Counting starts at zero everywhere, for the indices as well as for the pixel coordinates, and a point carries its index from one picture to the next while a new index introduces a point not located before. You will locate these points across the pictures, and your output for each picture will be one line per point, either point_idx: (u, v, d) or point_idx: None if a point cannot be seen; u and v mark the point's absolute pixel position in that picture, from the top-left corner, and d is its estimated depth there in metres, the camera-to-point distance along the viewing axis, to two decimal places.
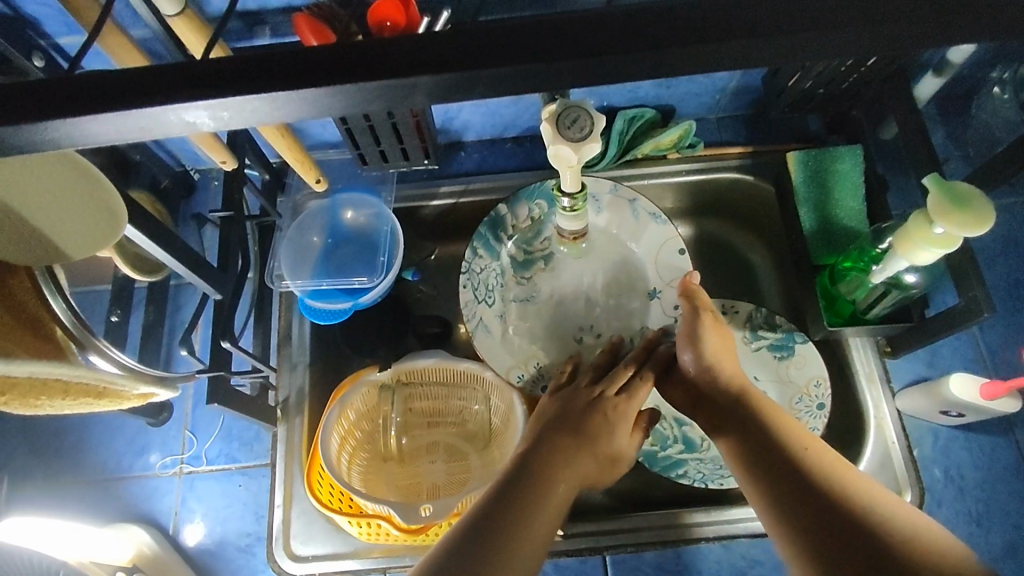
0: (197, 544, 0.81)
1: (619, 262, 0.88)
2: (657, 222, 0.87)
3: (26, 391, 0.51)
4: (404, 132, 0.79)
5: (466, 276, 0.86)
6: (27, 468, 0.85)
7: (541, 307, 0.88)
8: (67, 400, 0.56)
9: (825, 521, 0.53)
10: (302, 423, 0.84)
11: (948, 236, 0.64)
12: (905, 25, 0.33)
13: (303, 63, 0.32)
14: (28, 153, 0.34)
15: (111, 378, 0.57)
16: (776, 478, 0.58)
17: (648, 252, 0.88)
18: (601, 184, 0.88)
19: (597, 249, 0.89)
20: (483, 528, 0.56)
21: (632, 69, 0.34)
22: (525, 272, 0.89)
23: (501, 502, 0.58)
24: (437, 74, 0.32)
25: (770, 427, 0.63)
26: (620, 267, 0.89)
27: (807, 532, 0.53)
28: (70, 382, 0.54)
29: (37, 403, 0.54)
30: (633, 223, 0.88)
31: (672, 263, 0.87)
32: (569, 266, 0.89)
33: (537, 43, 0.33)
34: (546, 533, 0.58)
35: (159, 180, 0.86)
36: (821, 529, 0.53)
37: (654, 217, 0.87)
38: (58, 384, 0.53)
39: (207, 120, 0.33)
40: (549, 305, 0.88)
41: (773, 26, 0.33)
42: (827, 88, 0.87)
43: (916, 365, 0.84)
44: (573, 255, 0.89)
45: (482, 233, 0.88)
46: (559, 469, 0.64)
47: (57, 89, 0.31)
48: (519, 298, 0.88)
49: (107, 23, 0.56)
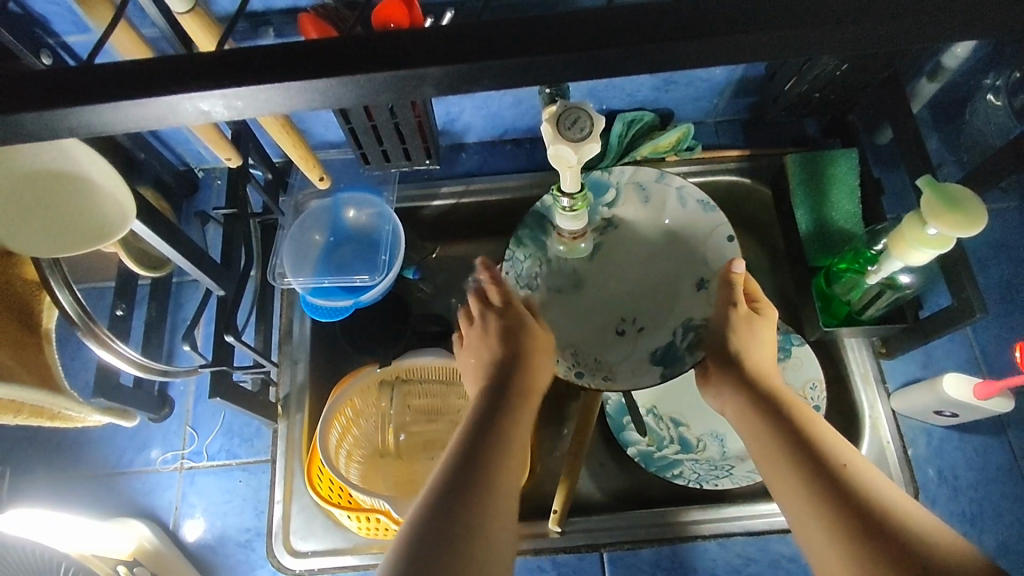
0: (197, 540, 0.82)
1: (668, 251, 0.83)
2: (706, 211, 0.81)
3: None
4: (407, 132, 0.80)
5: (507, 265, 0.82)
6: (28, 463, 0.85)
7: (588, 300, 0.83)
8: (18, 418, 0.60)
9: (856, 516, 0.51)
10: (302, 419, 0.85)
11: (942, 237, 0.65)
12: (897, 23, 0.35)
13: (313, 56, 0.33)
14: (44, 141, 0.35)
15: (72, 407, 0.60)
16: (804, 465, 0.56)
17: (700, 242, 0.81)
18: (648, 173, 0.83)
19: (645, 240, 0.84)
20: (470, 474, 0.54)
21: (629, 65, 0.35)
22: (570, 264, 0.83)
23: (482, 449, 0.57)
24: (444, 65, 0.33)
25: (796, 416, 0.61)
26: (672, 258, 0.83)
27: (837, 525, 0.51)
28: (23, 404, 0.58)
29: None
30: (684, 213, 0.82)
31: (720, 248, 0.80)
32: (617, 257, 0.84)
33: (539, 38, 0.34)
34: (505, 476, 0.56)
35: (163, 178, 0.87)
36: (853, 522, 0.50)
37: (703, 205, 0.81)
38: (11, 404, 0.57)
39: (220, 109, 0.34)
40: (597, 296, 0.83)
41: (768, 22, 0.34)
42: (823, 93, 0.88)
43: (911, 365, 0.85)
44: (619, 246, 0.84)
45: (527, 221, 0.83)
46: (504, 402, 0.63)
47: (76, 79, 0.33)
48: (565, 289, 0.83)
49: (121, 22, 0.58)
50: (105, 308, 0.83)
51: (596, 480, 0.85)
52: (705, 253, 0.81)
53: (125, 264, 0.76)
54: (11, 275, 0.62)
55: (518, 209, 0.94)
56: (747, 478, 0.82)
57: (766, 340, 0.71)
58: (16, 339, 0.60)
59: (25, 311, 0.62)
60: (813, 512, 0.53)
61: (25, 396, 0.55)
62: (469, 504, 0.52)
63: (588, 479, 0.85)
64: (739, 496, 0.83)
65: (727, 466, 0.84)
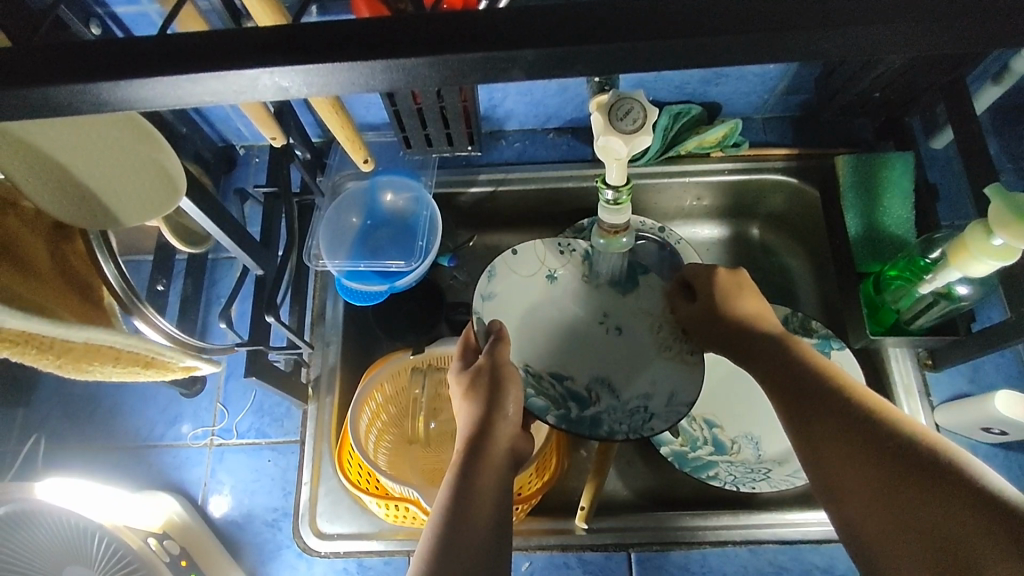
0: (223, 516, 0.82)
1: (541, 294, 0.83)
2: (497, 269, 0.82)
3: (80, 355, 0.52)
4: (451, 117, 0.79)
5: (635, 423, 0.76)
6: (62, 432, 0.86)
7: (618, 365, 0.79)
8: (116, 368, 0.56)
9: (931, 482, 0.50)
10: (332, 401, 0.84)
11: (1006, 249, 0.63)
12: (1020, 19, 0.32)
13: (392, 32, 0.32)
14: (109, 113, 0.34)
15: (160, 349, 0.57)
16: (877, 449, 0.54)
17: (525, 289, 0.83)
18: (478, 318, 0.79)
19: (533, 329, 0.82)
20: (458, 519, 0.58)
21: (720, 55, 0.33)
22: (587, 397, 0.78)
23: (463, 496, 0.60)
24: (538, 48, 0.31)
25: (865, 413, 0.57)
26: (557, 293, 0.83)
27: (921, 496, 0.50)
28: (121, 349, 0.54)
29: (90, 369, 0.54)
30: (503, 276, 0.82)
31: (523, 263, 0.83)
32: (579, 356, 0.80)
33: (629, 24, 0.32)
34: (486, 520, 0.59)
35: (202, 154, 0.87)
36: (934, 494, 0.49)
37: (490, 277, 0.81)
38: (109, 350, 0.54)
39: (299, 86, 0.33)
40: (619, 358, 0.80)
41: (874, 11, 0.32)
42: (883, 91, 0.85)
43: (959, 380, 0.82)
44: (553, 360, 0.80)
45: (588, 425, 0.75)
46: (491, 455, 0.65)
47: (155, 49, 0.31)
48: (620, 382, 0.78)
49: (187, 6, 0.59)
50: (143, 280, 0.83)
51: (624, 479, 0.85)
52: (534, 264, 0.83)
53: (165, 238, 0.76)
54: (64, 250, 0.59)
55: (556, 199, 0.92)
56: (784, 482, 0.81)
57: (750, 308, 0.73)
58: (80, 307, 0.56)
59: (84, 286, 0.59)
60: (898, 477, 0.52)
61: (120, 342, 0.53)
62: (458, 546, 0.56)
63: (617, 477, 0.85)
64: (770, 503, 0.82)
65: (763, 470, 0.82)
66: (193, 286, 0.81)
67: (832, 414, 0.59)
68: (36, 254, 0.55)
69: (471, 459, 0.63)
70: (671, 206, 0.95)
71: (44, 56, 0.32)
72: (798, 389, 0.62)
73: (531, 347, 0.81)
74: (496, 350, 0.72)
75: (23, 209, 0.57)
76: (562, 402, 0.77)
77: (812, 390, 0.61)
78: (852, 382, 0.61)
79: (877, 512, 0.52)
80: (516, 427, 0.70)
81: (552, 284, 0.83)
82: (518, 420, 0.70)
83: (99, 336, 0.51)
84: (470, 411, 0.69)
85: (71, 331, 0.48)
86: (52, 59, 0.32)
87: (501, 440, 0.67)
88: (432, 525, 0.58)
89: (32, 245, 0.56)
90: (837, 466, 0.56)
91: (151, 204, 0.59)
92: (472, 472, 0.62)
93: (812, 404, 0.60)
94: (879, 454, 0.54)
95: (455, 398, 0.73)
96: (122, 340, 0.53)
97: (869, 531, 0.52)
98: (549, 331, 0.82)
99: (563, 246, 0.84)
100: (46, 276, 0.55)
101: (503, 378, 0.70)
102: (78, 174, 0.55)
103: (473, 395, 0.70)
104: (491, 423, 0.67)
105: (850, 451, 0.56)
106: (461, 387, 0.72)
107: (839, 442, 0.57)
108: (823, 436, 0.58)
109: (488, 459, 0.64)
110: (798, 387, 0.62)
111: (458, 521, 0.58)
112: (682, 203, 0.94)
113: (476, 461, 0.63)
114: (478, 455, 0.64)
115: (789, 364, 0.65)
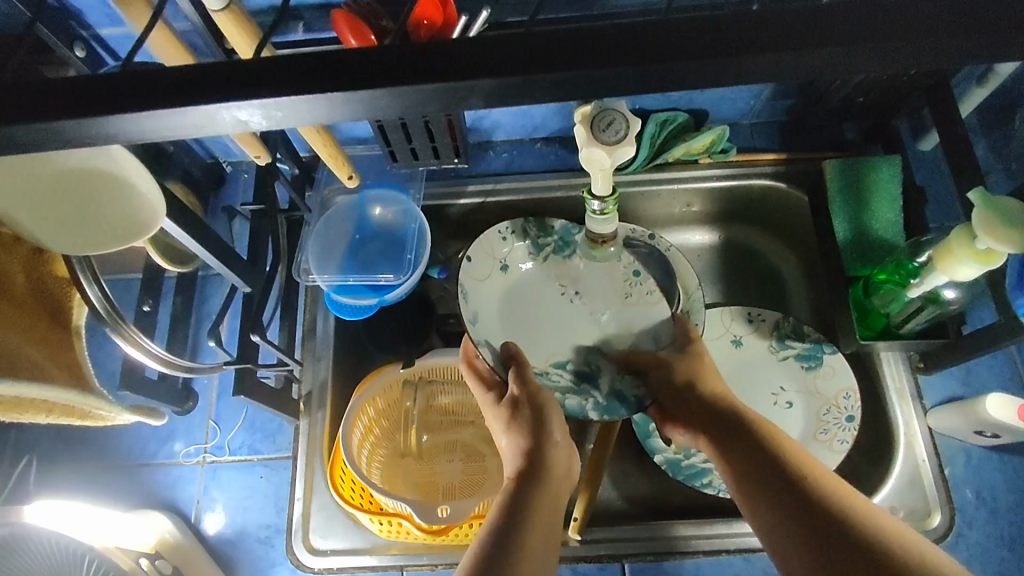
0: (217, 534, 0.82)
1: (508, 290, 0.82)
2: (468, 288, 0.79)
3: (12, 406, 0.55)
4: (436, 131, 0.79)
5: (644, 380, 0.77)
6: (54, 452, 0.86)
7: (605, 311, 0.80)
8: (51, 417, 0.59)
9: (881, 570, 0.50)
10: (324, 416, 0.84)
11: (992, 252, 0.63)
12: (976, 40, 0.33)
13: (353, 63, 0.32)
14: (80, 147, 0.34)
15: (97, 406, 0.59)
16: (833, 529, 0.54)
17: (495, 294, 0.81)
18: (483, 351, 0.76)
19: (516, 328, 0.80)
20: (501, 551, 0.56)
21: (680, 81, 0.33)
22: (592, 371, 0.79)
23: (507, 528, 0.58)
24: (496, 77, 0.32)
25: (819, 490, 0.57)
26: (513, 285, 0.82)
27: None
28: (54, 404, 0.57)
29: (23, 416, 0.58)
30: (475, 295, 0.79)
31: (478, 267, 0.81)
32: (564, 327, 0.80)
33: (590, 50, 0.32)
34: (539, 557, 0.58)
35: (190, 172, 0.87)
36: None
37: (465, 298, 0.78)
38: (43, 403, 0.57)
39: (259, 118, 0.33)
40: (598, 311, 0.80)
41: (828, 35, 0.32)
42: (868, 95, 0.85)
43: (951, 383, 0.82)
44: (550, 347, 0.80)
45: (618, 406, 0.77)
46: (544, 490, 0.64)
47: (120, 83, 0.32)
48: (613, 337, 0.79)
49: (160, 22, 0.57)
50: (131, 299, 0.84)
51: (618, 488, 0.85)
52: (490, 263, 0.82)
53: (151, 257, 0.76)
54: (41, 273, 0.61)
55: (545, 209, 0.92)
56: None
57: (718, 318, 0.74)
58: (45, 335, 0.60)
59: (56, 307, 0.62)
60: (854, 564, 0.51)
61: (58, 397, 0.54)
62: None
63: (611, 487, 0.85)
64: None
65: None
66: (182, 304, 0.81)
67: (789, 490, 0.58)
68: (14, 278, 0.59)
69: (523, 492, 0.63)
70: (661, 213, 0.94)
71: (10, 95, 0.32)
72: (754, 458, 0.62)
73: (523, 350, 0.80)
74: (524, 375, 0.71)
75: (1, 236, 0.59)
76: (571, 393, 0.78)
77: (770, 460, 0.61)
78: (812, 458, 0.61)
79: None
80: (567, 451, 0.69)
81: (512, 273, 0.82)
82: (568, 443, 0.70)
83: (36, 391, 0.52)
84: (518, 443, 0.69)
85: (11, 389, 0.50)
86: (23, 97, 0.32)
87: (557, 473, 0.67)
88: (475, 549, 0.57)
89: (8, 271, 0.59)
90: (782, 510, 0.57)
91: (126, 235, 0.59)
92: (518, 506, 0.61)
93: (765, 472, 0.60)
94: (832, 537, 0.53)
95: (497, 434, 0.73)
96: (62, 397, 0.55)
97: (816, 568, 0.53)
98: (532, 312, 0.81)
99: (505, 233, 0.82)
100: (17, 302, 0.58)
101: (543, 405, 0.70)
102: (54, 202, 0.55)
103: (517, 426, 0.70)
104: (538, 454, 0.67)
105: (802, 527, 0.55)
106: (502, 417, 0.71)
107: (796, 516, 0.56)
108: (779, 509, 0.58)
109: (541, 494, 0.63)
110: (755, 458, 0.62)
111: (508, 545, 0.56)
112: (671, 210, 0.94)
113: (528, 494, 0.63)
114: (527, 490, 0.63)
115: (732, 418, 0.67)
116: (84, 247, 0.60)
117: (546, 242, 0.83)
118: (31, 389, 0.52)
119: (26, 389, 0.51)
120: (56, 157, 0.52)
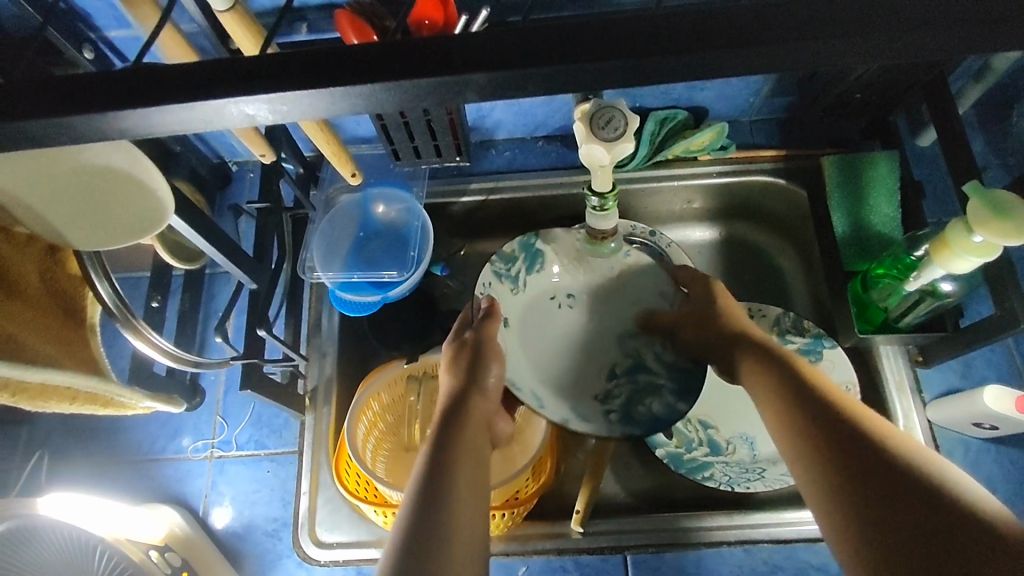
0: (225, 527, 0.83)
1: (535, 328, 0.81)
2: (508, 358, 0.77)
3: (36, 394, 0.55)
4: (438, 129, 0.80)
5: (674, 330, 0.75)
6: (65, 447, 0.87)
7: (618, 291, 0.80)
8: (72, 406, 0.61)
9: (930, 503, 0.47)
10: (329, 411, 0.85)
11: (987, 245, 0.63)
12: (959, 30, 0.33)
13: (356, 60, 0.33)
14: (92, 143, 0.35)
15: (116, 392, 0.62)
16: (876, 459, 0.51)
17: (527, 340, 0.80)
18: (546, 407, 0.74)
19: (554, 359, 0.79)
20: (435, 486, 0.56)
21: (671, 74, 0.34)
22: (638, 360, 0.77)
23: (440, 463, 0.59)
24: (492, 72, 0.33)
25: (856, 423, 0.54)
26: (534, 320, 0.81)
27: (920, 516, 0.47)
28: (77, 391, 0.59)
29: (46, 406, 0.58)
30: (514, 350, 0.78)
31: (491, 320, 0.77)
32: (590, 330, 0.79)
33: (583, 45, 0.33)
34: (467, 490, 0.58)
35: (197, 171, 0.89)
36: (937, 516, 0.46)
37: (512, 369, 0.77)
38: (66, 391, 0.58)
39: (265, 113, 0.34)
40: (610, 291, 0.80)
41: (814, 28, 0.33)
42: (866, 92, 0.86)
43: (949, 376, 0.82)
44: (592, 360, 0.78)
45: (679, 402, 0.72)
46: (471, 425, 0.65)
47: (131, 79, 0.33)
48: (635, 307, 0.79)
49: (166, 27, 0.59)
50: (140, 297, 0.85)
51: (620, 481, 0.86)
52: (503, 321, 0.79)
53: (159, 255, 0.77)
54: (55, 271, 0.62)
55: (547, 206, 0.93)
56: (779, 481, 0.81)
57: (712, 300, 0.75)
58: (59, 331, 0.61)
59: (69, 303, 0.63)
60: (900, 494, 0.48)
61: (77, 383, 0.57)
62: (439, 510, 0.55)
63: (613, 480, 0.86)
64: (764, 502, 0.83)
65: (758, 470, 0.83)
66: (190, 301, 0.82)
67: (828, 422, 0.55)
68: (26, 275, 0.59)
69: (453, 428, 0.63)
70: (662, 209, 0.95)
71: (25, 93, 0.33)
72: (789, 394, 0.59)
73: (571, 378, 0.78)
74: (484, 326, 0.73)
75: (16, 234, 0.59)
76: (636, 400, 0.74)
77: (806, 397, 0.58)
78: (843, 394, 0.58)
79: (869, 507, 0.49)
80: (494, 402, 0.71)
81: (524, 304, 0.81)
82: (496, 399, 0.71)
83: (55, 376, 0.54)
84: (455, 385, 0.69)
85: (32, 373, 0.52)
86: (38, 95, 0.33)
87: (483, 414, 0.68)
88: (414, 485, 0.57)
89: (21, 268, 0.59)
90: (817, 440, 0.54)
91: (135, 230, 0.61)
92: (452, 441, 0.62)
93: (801, 406, 0.57)
94: (877, 466, 0.50)
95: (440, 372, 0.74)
96: (80, 382, 0.57)
97: (857, 514, 0.49)
98: (558, 334, 0.80)
99: (487, 286, 0.80)
100: (32, 299, 0.59)
101: (488, 354, 0.71)
102: (64, 200, 0.57)
103: (458, 368, 0.71)
104: (469, 396, 0.68)
105: (843, 458, 0.52)
106: (450, 361, 0.72)
107: (838, 446, 0.53)
108: (815, 441, 0.55)
109: (467, 429, 0.64)
110: (790, 394, 0.59)
111: (440, 477, 0.57)
112: (672, 207, 0.95)
113: (456, 429, 0.63)
114: (455, 426, 0.64)
115: (774, 367, 0.63)
116: (96, 243, 0.62)
117: (518, 270, 0.82)
118: (50, 374, 0.54)
119: (46, 374, 0.53)
120: (63, 155, 0.53)
